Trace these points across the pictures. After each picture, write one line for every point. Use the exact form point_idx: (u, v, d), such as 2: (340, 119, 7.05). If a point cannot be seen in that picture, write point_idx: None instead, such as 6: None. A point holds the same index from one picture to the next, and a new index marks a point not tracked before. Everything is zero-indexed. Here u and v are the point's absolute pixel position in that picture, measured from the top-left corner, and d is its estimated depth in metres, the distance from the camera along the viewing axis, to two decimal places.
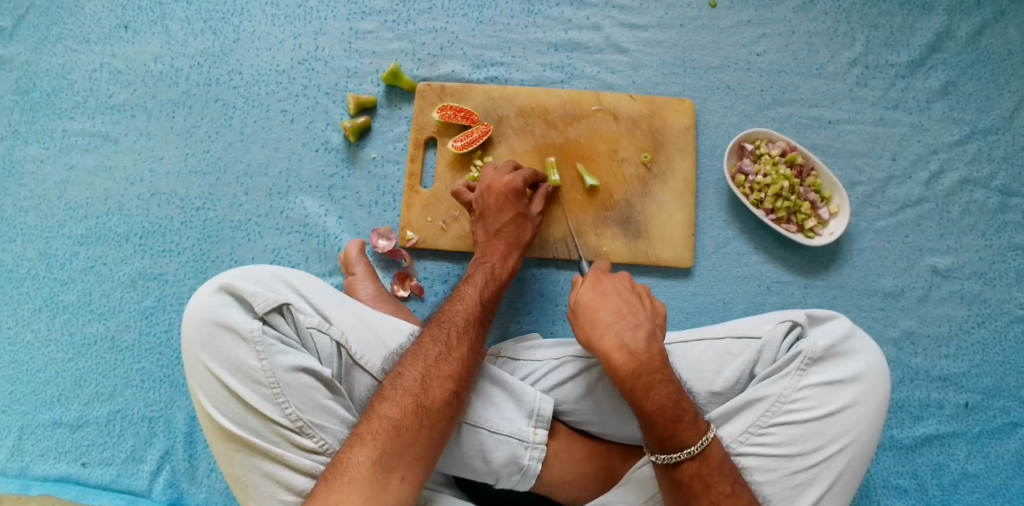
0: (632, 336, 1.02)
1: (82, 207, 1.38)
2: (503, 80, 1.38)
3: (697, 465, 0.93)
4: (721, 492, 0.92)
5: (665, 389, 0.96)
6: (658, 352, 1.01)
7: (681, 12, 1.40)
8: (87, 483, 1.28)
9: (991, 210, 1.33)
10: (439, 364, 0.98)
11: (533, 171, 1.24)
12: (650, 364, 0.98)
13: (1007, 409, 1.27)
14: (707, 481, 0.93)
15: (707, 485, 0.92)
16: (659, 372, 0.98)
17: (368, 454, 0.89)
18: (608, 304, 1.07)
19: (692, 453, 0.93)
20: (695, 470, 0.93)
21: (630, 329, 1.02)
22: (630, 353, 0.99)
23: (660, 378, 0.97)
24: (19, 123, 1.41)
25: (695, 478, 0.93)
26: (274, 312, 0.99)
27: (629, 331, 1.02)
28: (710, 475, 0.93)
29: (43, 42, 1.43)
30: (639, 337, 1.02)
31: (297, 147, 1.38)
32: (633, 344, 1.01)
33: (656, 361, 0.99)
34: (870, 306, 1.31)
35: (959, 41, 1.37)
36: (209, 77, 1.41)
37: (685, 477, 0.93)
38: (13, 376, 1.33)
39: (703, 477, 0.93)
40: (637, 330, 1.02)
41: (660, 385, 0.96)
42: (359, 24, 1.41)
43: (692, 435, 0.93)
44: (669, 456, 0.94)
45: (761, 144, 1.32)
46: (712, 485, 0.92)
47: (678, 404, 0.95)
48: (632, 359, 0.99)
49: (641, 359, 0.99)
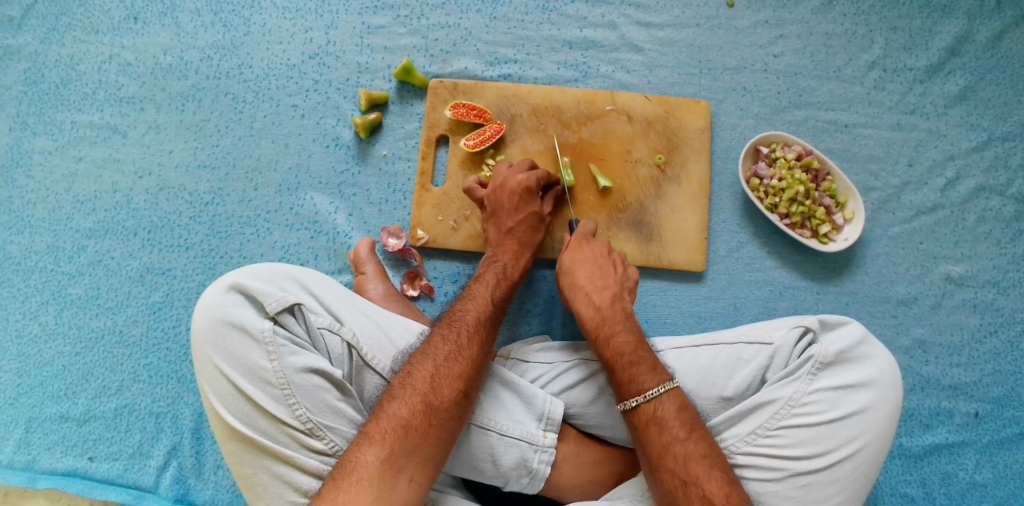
0: (600, 296, 1.11)
1: (90, 200, 1.37)
2: (516, 77, 1.36)
3: (653, 410, 0.97)
4: (674, 436, 0.94)
5: (625, 338, 1.05)
6: (623, 310, 1.10)
7: (698, 11, 1.38)
8: (93, 477, 1.27)
9: (1007, 218, 1.31)
10: (449, 363, 0.98)
11: (547, 171, 1.23)
12: (612, 318, 1.08)
13: (1017, 418, 1.27)
14: (661, 425, 0.95)
15: (661, 429, 0.95)
16: (620, 324, 1.08)
17: (377, 453, 0.89)
18: (583, 268, 1.15)
19: (649, 396, 0.97)
20: (652, 414, 0.96)
21: (598, 290, 1.12)
22: (596, 309, 1.10)
23: (621, 329, 1.07)
24: (27, 114, 1.40)
25: (651, 421, 0.96)
26: (286, 312, 0.98)
27: (598, 292, 1.12)
28: (665, 419, 0.96)
29: (52, 33, 1.42)
30: (606, 297, 1.11)
31: (308, 143, 1.37)
32: (600, 302, 1.11)
33: (619, 316, 1.09)
34: (882, 313, 1.30)
35: (978, 45, 1.35)
36: (219, 70, 1.40)
37: (641, 420, 0.97)
38: (20, 369, 1.32)
39: (658, 420, 0.96)
40: (606, 292, 1.12)
41: (620, 334, 1.06)
42: (371, 19, 1.39)
43: (649, 381, 0.98)
44: (628, 402, 0.98)
45: (777, 147, 1.30)
46: (666, 429, 0.95)
47: (637, 351, 1.03)
48: (597, 313, 1.09)
49: (605, 314, 1.09)
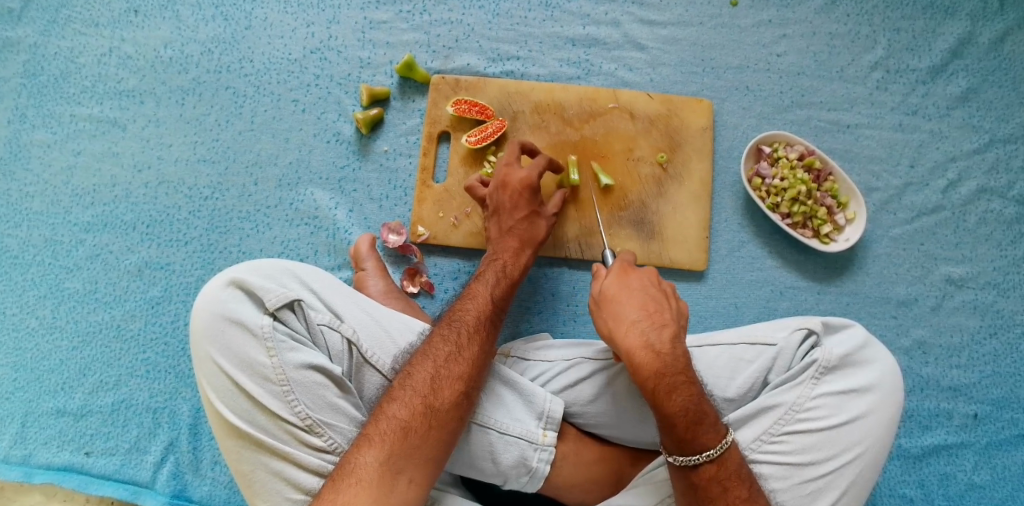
0: (658, 336, 1.00)
1: (88, 193, 1.36)
2: (518, 74, 1.36)
3: (715, 469, 0.92)
4: (738, 496, 0.91)
5: (688, 391, 0.94)
6: (682, 354, 0.99)
7: (700, 10, 1.38)
8: (90, 472, 1.27)
9: (1008, 220, 1.31)
10: (449, 364, 0.97)
11: (548, 161, 1.22)
12: (673, 365, 0.97)
13: (1016, 420, 1.27)
14: (724, 485, 0.92)
15: (725, 489, 0.92)
16: (683, 374, 0.96)
17: (376, 455, 0.88)
18: (635, 300, 1.04)
19: (712, 456, 0.92)
20: (715, 473, 0.92)
21: (656, 329, 1.00)
22: (655, 353, 0.97)
23: (683, 380, 0.95)
24: (25, 107, 1.39)
25: (713, 481, 0.92)
26: (285, 308, 0.98)
27: (656, 331, 1.00)
28: (727, 478, 0.92)
29: (51, 25, 1.41)
30: (664, 338, 1.00)
31: (308, 138, 1.36)
32: (658, 344, 0.99)
33: (679, 362, 0.97)
34: (883, 314, 1.30)
35: (981, 47, 1.35)
36: (220, 64, 1.39)
37: (702, 479, 0.92)
38: (16, 363, 1.31)
39: (721, 480, 0.92)
40: (663, 330, 1.00)
41: (683, 386, 0.95)
42: (373, 14, 1.38)
43: (714, 438, 0.92)
44: (688, 459, 0.93)
45: (779, 147, 1.30)
46: (730, 489, 0.92)
47: (701, 406, 0.94)
48: (656, 359, 0.97)
49: (666, 360, 0.97)
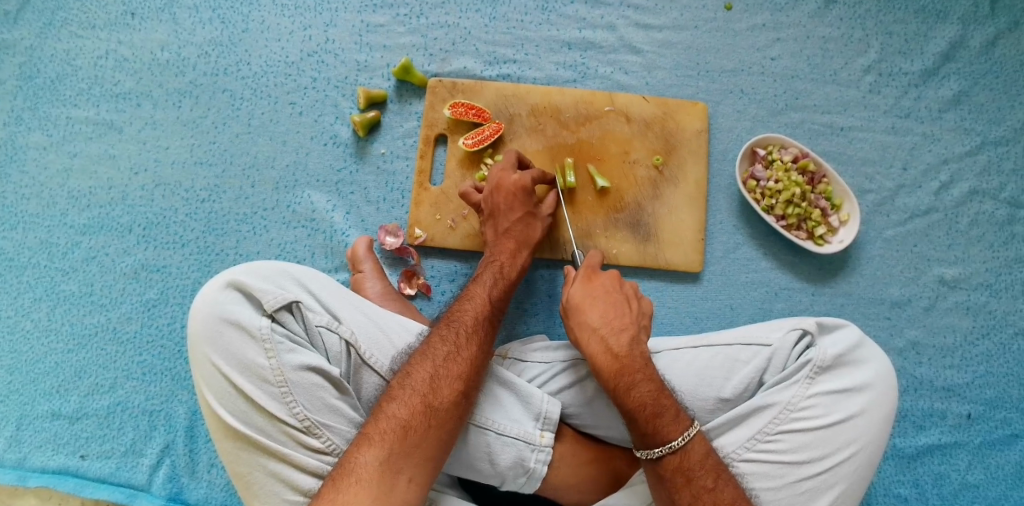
0: (617, 340, 1.04)
1: (85, 195, 1.36)
2: (515, 77, 1.37)
3: (678, 459, 0.94)
4: (703, 486, 0.92)
5: (646, 387, 0.98)
6: (640, 354, 1.03)
7: (696, 14, 1.39)
8: (85, 475, 1.26)
9: (999, 222, 1.33)
10: (447, 364, 0.97)
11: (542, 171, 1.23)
12: (632, 365, 1.01)
13: (1008, 420, 1.28)
14: (689, 475, 0.93)
15: (689, 480, 0.93)
16: (641, 372, 1.00)
17: (376, 455, 0.88)
18: (597, 306, 1.07)
19: (674, 447, 0.94)
20: (678, 464, 0.94)
21: (615, 333, 1.04)
22: (613, 356, 1.02)
23: (642, 377, 0.99)
24: (21, 109, 1.39)
25: (677, 472, 0.94)
26: (284, 309, 0.98)
27: (615, 335, 1.04)
28: (691, 469, 0.93)
29: (48, 27, 1.41)
30: (623, 341, 1.04)
31: (306, 141, 1.36)
32: (617, 347, 1.03)
33: (637, 362, 1.01)
34: (876, 315, 1.31)
35: (972, 51, 1.37)
36: (217, 67, 1.39)
37: (667, 471, 0.94)
38: (12, 365, 1.31)
39: (684, 471, 0.93)
40: (622, 334, 1.04)
41: (642, 383, 0.99)
42: (370, 17, 1.39)
43: (674, 430, 0.94)
44: (652, 451, 0.95)
45: (773, 150, 1.31)
46: (694, 480, 0.93)
47: (659, 401, 0.97)
48: (615, 360, 1.01)
49: (624, 362, 1.01)
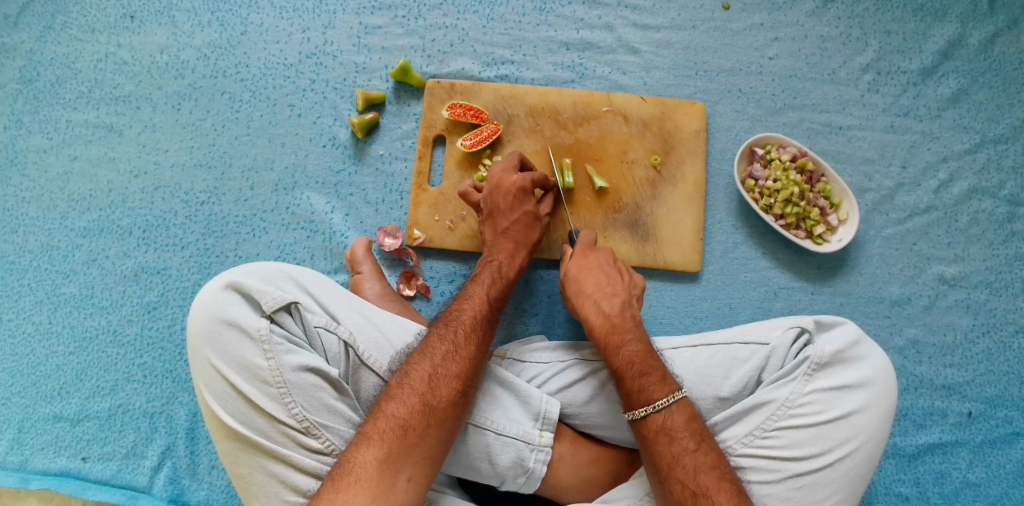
0: (609, 303, 1.10)
1: (85, 198, 1.37)
2: (513, 78, 1.37)
3: (662, 419, 0.95)
4: (683, 447, 0.92)
5: (635, 346, 1.04)
6: (631, 317, 1.09)
7: (693, 14, 1.39)
8: (87, 478, 1.27)
9: (999, 219, 1.32)
10: (446, 363, 0.98)
11: (545, 176, 1.23)
12: (622, 325, 1.07)
13: (1009, 418, 1.28)
14: (671, 435, 0.93)
15: (671, 439, 0.93)
16: (631, 332, 1.06)
17: (375, 453, 0.88)
18: (591, 275, 1.14)
19: (658, 406, 0.95)
20: (661, 424, 0.94)
21: (607, 298, 1.10)
22: (605, 316, 1.08)
23: (632, 338, 1.05)
24: (22, 113, 1.39)
25: (660, 432, 0.94)
26: (282, 311, 0.98)
27: (607, 300, 1.10)
28: (674, 429, 0.94)
29: (48, 31, 1.41)
30: (615, 304, 1.10)
31: (304, 142, 1.37)
32: (609, 309, 1.09)
33: (627, 323, 1.07)
34: (876, 314, 1.31)
35: (971, 49, 1.36)
36: (216, 69, 1.40)
37: (650, 431, 0.95)
38: (13, 368, 1.32)
39: (667, 431, 0.94)
40: (614, 299, 1.10)
41: (631, 343, 1.04)
42: (368, 19, 1.39)
43: (658, 390, 0.97)
44: (636, 412, 0.97)
45: (772, 149, 1.31)
46: (676, 439, 0.93)
47: (647, 361, 1.01)
48: (606, 321, 1.08)
49: (614, 321, 1.07)
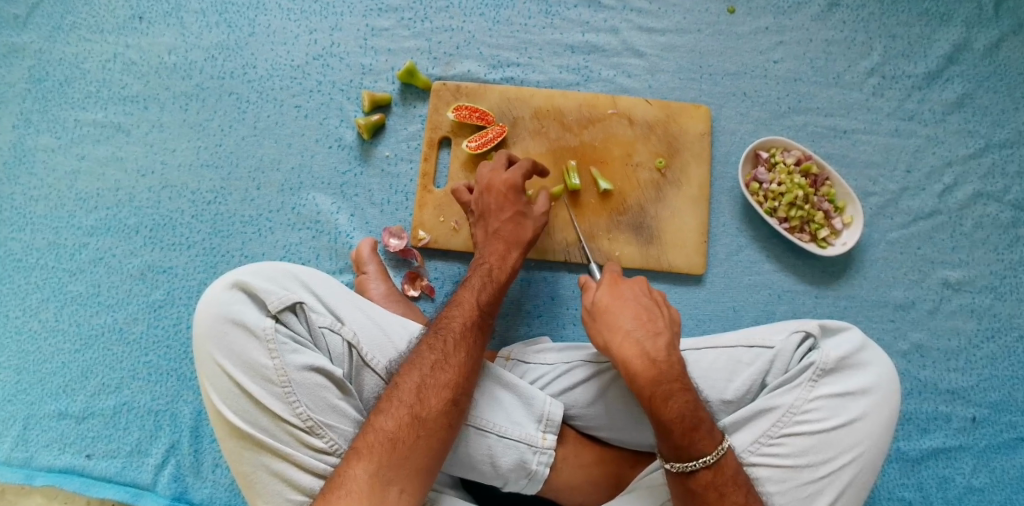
0: (653, 344, 1.00)
1: (93, 197, 1.37)
2: (518, 80, 1.37)
3: (712, 474, 0.93)
4: (735, 502, 0.92)
5: (683, 398, 0.95)
6: (677, 361, 1.00)
7: (699, 17, 1.39)
8: (91, 475, 1.27)
9: (1004, 224, 1.33)
10: (434, 373, 0.97)
11: (534, 165, 1.23)
12: (669, 373, 0.98)
13: (1014, 423, 1.28)
14: (721, 491, 0.93)
15: (722, 495, 0.92)
16: (678, 381, 0.97)
17: (366, 468, 0.89)
18: (628, 310, 1.04)
19: (708, 462, 0.93)
20: (710, 479, 0.93)
21: (650, 337, 1.01)
22: (651, 362, 0.98)
23: (679, 387, 0.96)
24: (31, 112, 1.40)
25: (710, 487, 0.93)
26: (287, 310, 0.99)
27: (651, 340, 1.01)
28: (724, 484, 0.93)
29: (57, 31, 1.42)
30: (659, 346, 1.00)
31: (311, 143, 1.37)
32: (653, 352, 0.99)
33: (675, 370, 0.98)
34: (881, 318, 1.31)
35: (976, 53, 1.37)
36: (223, 70, 1.41)
37: (699, 485, 0.93)
38: (19, 366, 1.32)
39: (717, 486, 0.93)
40: (657, 339, 1.01)
41: (679, 393, 0.96)
42: (375, 21, 1.40)
43: (708, 445, 0.93)
44: (684, 465, 0.93)
45: (776, 152, 1.31)
46: (726, 495, 0.92)
47: (696, 413, 0.95)
48: (652, 366, 0.98)
49: (661, 368, 0.98)
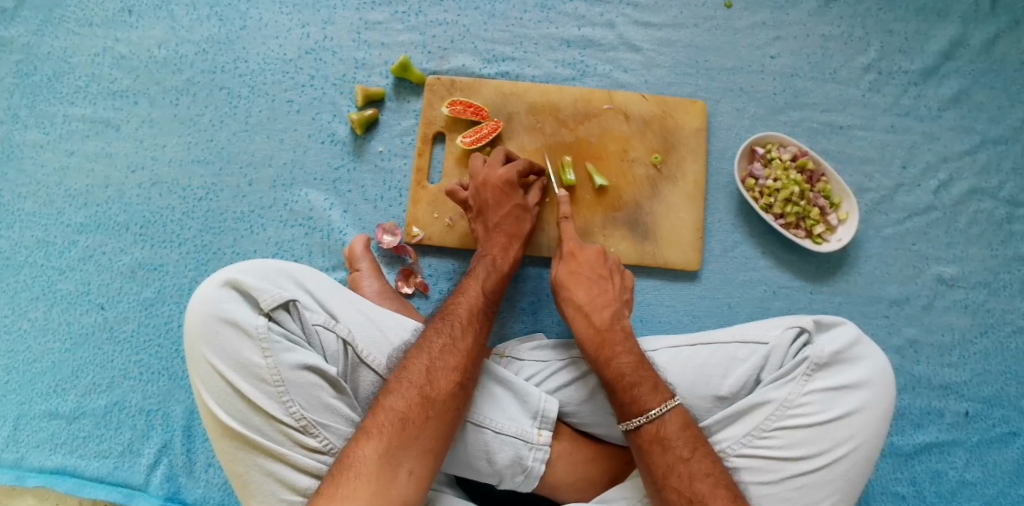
0: (600, 315, 1.10)
1: (82, 194, 1.35)
2: (513, 75, 1.36)
3: (656, 429, 0.96)
4: (677, 456, 0.94)
5: (626, 359, 1.04)
6: (622, 327, 1.09)
7: (695, 12, 1.38)
8: (82, 475, 1.26)
9: (998, 220, 1.33)
10: (443, 356, 0.97)
11: (529, 163, 1.23)
12: (613, 339, 1.07)
13: (1006, 418, 1.28)
14: (665, 444, 0.95)
15: (665, 449, 0.95)
16: (621, 345, 1.06)
17: (375, 447, 0.88)
18: (582, 285, 1.13)
19: (652, 416, 0.97)
20: (655, 434, 0.96)
21: (598, 309, 1.10)
22: (596, 330, 1.08)
23: (622, 350, 1.05)
24: (18, 107, 1.38)
25: (654, 440, 0.96)
26: (280, 308, 0.97)
27: (598, 312, 1.10)
28: (668, 439, 0.95)
29: (45, 24, 1.40)
30: (605, 316, 1.10)
31: (303, 138, 1.36)
32: (600, 322, 1.09)
33: (618, 335, 1.07)
34: (875, 314, 1.31)
35: (972, 49, 1.36)
36: (215, 64, 1.39)
37: (644, 439, 0.96)
38: (8, 364, 1.31)
39: (661, 441, 0.95)
40: (605, 309, 1.11)
41: (622, 356, 1.04)
42: (368, 15, 1.38)
43: (651, 401, 0.98)
44: (630, 422, 0.98)
45: (772, 148, 1.31)
46: (670, 449, 0.95)
47: (638, 372, 1.02)
48: (596, 334, 1.08)
49: (605, 334, 1.07)
